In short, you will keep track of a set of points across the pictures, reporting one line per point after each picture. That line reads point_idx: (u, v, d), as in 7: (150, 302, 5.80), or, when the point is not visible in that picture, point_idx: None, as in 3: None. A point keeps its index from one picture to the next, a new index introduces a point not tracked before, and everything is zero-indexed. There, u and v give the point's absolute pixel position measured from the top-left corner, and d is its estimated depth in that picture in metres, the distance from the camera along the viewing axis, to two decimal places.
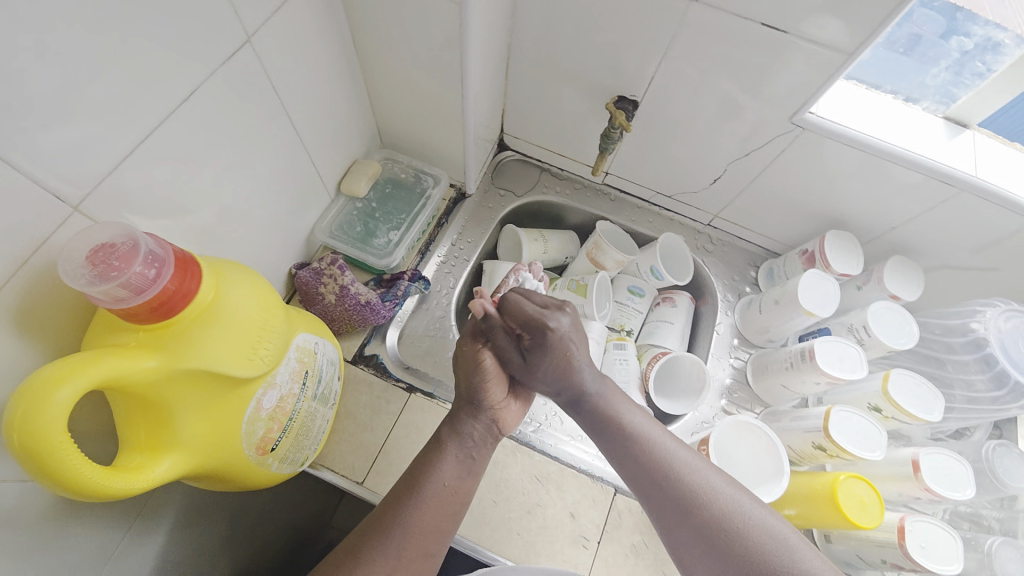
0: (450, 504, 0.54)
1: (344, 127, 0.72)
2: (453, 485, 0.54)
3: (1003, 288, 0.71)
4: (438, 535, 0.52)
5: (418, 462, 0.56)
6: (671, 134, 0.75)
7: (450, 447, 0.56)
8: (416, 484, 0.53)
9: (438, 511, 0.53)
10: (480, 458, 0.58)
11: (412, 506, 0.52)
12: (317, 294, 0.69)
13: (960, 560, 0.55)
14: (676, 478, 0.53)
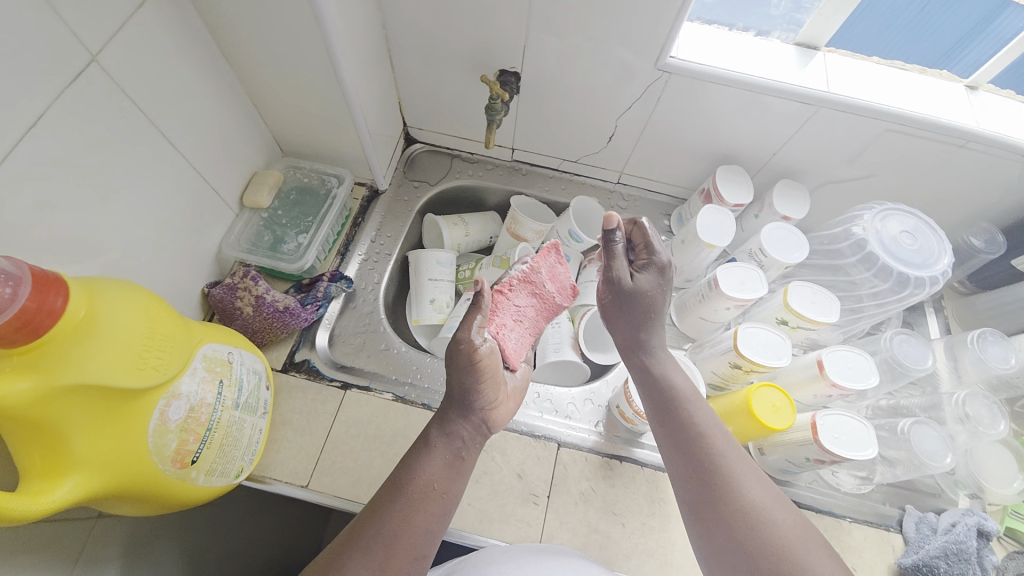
0: (433, 503, 0.51)
1: (234, 140, 0.72)
2: (440, 484, 0.52)
3: (880, 191, 0.78)
4: (424, 537, 0.50)
5: (403, 462, 0.54)
6: (559, 99, 0.78)
7: (438, 446, 0.54)
8: (404, 484, 0.51)
9: (424, 513, 0.50)
10: (469, 459, 0.56)
11: (393, 511, 0.50)
12: (234, 309, 0.69)
13: (872, 442, 0.60)
14: (701, 445, 0.54)
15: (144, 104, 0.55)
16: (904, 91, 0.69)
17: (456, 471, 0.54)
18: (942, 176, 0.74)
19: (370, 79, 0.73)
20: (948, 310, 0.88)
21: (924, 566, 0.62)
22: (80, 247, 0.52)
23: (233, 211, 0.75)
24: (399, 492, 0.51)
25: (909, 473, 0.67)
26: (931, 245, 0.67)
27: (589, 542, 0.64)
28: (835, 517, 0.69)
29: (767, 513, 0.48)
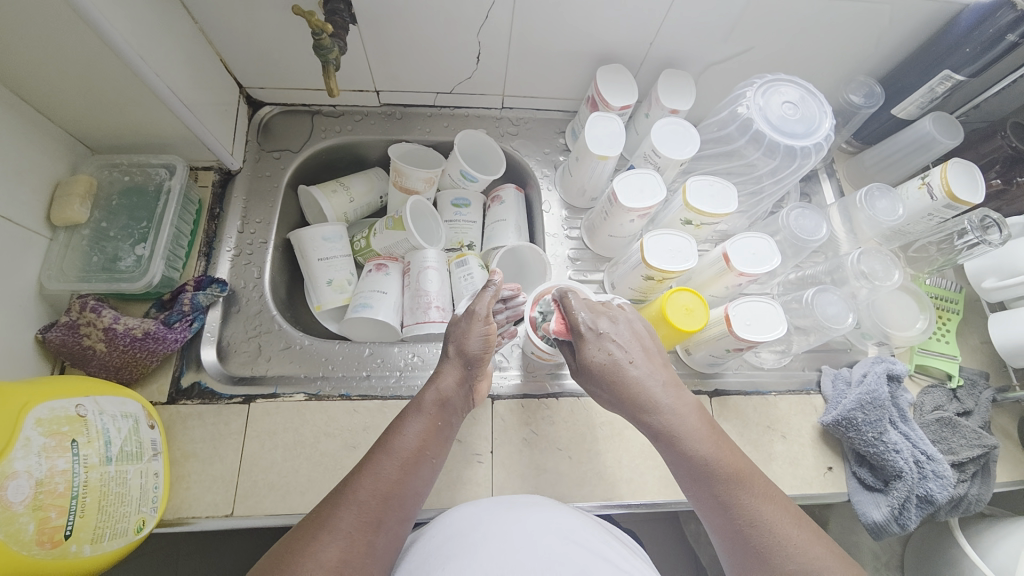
0: (415, 471, 0.50)
1: (7, 149, 0.57)
2: (423, 447, 0.52)
3: (761, 63, 0.75)
4: (403, 508, 0.48)
5: (384, 434, 0.53)
6: (406, 22, 0.67)
7: (426, 410, 0.54)
8: (391, 448, 0.51)
9: (410, 478, 0.50)
10: (441, 431, 0.54)
11: (383, 472, 0.49)
12: (83, 349, 0.59)
13: (782, 321, 0.61)
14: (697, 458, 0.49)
15: None
16: None
17: (443, 434, 0.54)
18: (816, 35, 0.71)
19: (159, 37, 0.58)
20: (841, 172, 0.90)
21: (844, 420, 0.66)
22: None
23: (44, 236, 0.62)
24: (388, 461, 0.50)
25: (820, 337, 0.71)
26: (812, 111, 0.66)
27: (541, 483, 0.64)
28: (761, 394, 0.72)
29: (751, 476, 0.49)
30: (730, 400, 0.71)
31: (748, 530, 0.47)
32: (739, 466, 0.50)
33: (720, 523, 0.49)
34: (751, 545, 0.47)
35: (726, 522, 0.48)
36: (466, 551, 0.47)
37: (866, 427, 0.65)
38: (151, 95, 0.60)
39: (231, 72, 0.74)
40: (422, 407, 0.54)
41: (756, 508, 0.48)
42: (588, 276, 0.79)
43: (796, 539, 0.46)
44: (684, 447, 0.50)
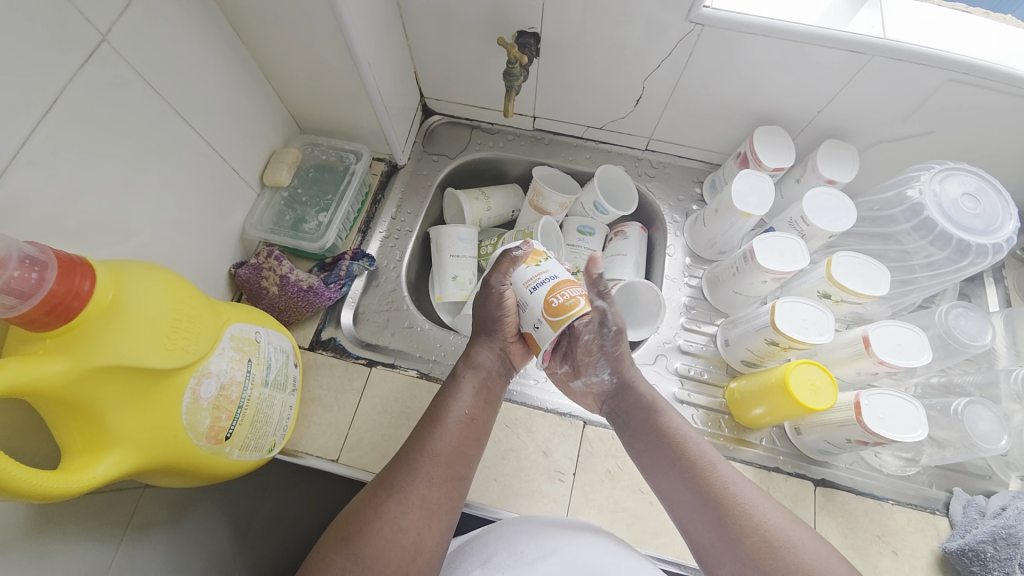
0: (462, 432, 0.58)
1: (249, 118, 0.72)
2: (471, 412, 0.59)
3: (940, 148, 0.71)
4: (454, 464, 0.55)
5: (433, 404, 0.60)
6: (580, 60, 0.74)
7: (467, 376, 0.62)
8: (439, 415, 0.58)
9: (466, 441, 0.57)
10: (493, 390, 0.62)
11: (437, 435, 0.56)
12: (260, 288, 0.70)
13: (923, 424, 0.57)
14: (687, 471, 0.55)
15: (152, 81, 0.55)
16: (965, 35, 0.62)
17: (486, 399, 0.61)
18: (1014, 130, 0.66)
19: (381, 49, 0.70)
20: (1012, 280, 0.81)
21: (970, 551, 0.59)
22: (105, 226, 0.53)
23: (254, 191, 0.76)
24: (438, 425, 0.57)
25: (960, 455, 0.64)
26: (996, 209, 0.61)
27: (616, 519, 0.64)
28: (876, 499, 0.66)
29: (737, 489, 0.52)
30: (838, 495, 0.66)
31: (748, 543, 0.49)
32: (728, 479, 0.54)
33: (714, 543, 0.51)
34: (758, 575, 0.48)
35: (724, 541, 0.50)
36: (547, 563, 0.48)
37: (995, 564, 0.57)
38: (361, 93, 0.72)
39: (419, 83, 0.86)
40: (459, 376, 0.62)
41: (755, 514, 0.51)
42: (701, 327, 0.78)
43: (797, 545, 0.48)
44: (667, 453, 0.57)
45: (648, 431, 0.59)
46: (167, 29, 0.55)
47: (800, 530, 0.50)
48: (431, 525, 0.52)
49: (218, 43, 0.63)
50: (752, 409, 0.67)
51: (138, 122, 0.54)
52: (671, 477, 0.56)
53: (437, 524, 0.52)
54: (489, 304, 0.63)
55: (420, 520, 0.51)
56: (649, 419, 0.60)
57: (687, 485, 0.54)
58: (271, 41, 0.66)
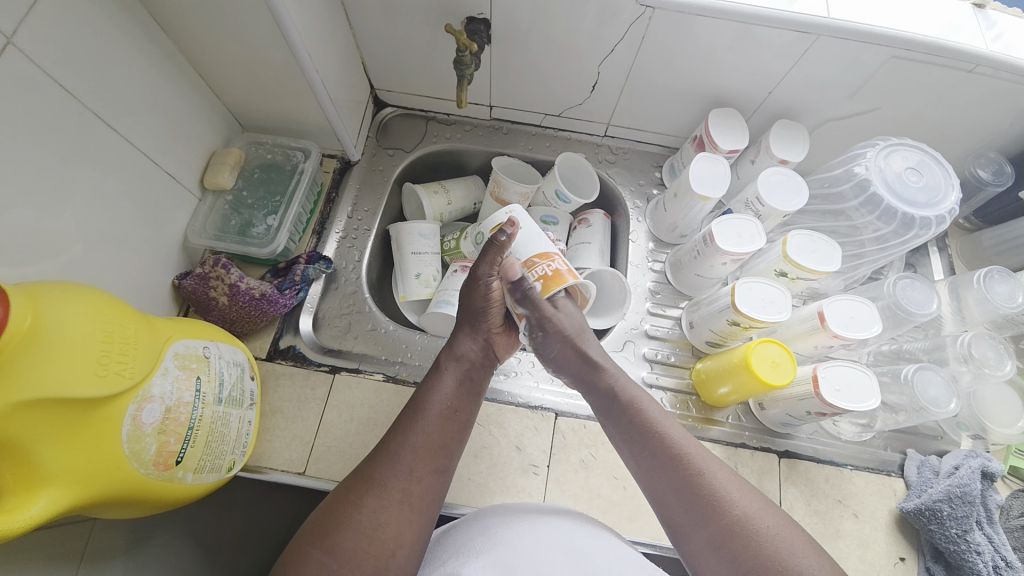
0: (444, 423, 0.56)
1: (185, 119, 0.67)
2: (453, 405, 0.57)
3: (884, 124, 0.73)
4: (435, 456, 0.54)
5: (418, 391, 0.58)
6: (533, 48, 0.72)
7: (450, 369, 0.60)
8: (421, 408, 0.56)
9: (448, 433, 0.55)
10: (479, 380, 0.61)
11: (418, 428, 0.54)
12: (208, 299, 0.67)
13: (875, 394, 0.59)
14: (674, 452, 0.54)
15: (67, 84, 0.50)
16: (906, 10, 0.63)
17: (469, 391, 0.59)
18: (950, 105, 0.69)
19: (324, 39, 0.67)
20: (953, 247, 0.85)
21: (927, 510, 0.62)
22: (26, 245, 0.49)
23: (195, 195, 0.71)
24: (420, 417, 0.55)
25: (912, 419, 0.66)
26: (938, 181, 0.64)
27: (592, 506, 0.64)
28: (835, 465, 0.68)
29: (706, 459, 0.54)
30: (801, 465, 0.68)
31: (715, 511, 0.50)
32: (696, 451, 0.55)
33: (688, 523, 0.51)
34: (732, 549, 0.48)
35: (693, 516, 0.51)
36: (522, 541, 0.48)
37: (951, 522, 0.60)
38: (305, 88, 0.68)
39: (368, 74, 0.83)
40: (443, 367, 0.60)
41: (722, 487, 0.52)
42: (665, 311, 0.79)
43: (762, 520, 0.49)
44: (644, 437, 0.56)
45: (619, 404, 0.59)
46: (79, 25, 0.50)
47: (771, 511, 0.51)
48: (411, 520, 0.50)
49: (140, 36, 0.58)
50: (717, 389, 0.68)
51: (55, 129, 0.50)
52: (646, 460, 0.55)
53: (417, 518, 0.50)
54: (474, 296, 0.62)
55: (400, 514, 0.49)
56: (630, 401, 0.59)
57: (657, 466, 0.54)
58: (203, 35, 0.61)
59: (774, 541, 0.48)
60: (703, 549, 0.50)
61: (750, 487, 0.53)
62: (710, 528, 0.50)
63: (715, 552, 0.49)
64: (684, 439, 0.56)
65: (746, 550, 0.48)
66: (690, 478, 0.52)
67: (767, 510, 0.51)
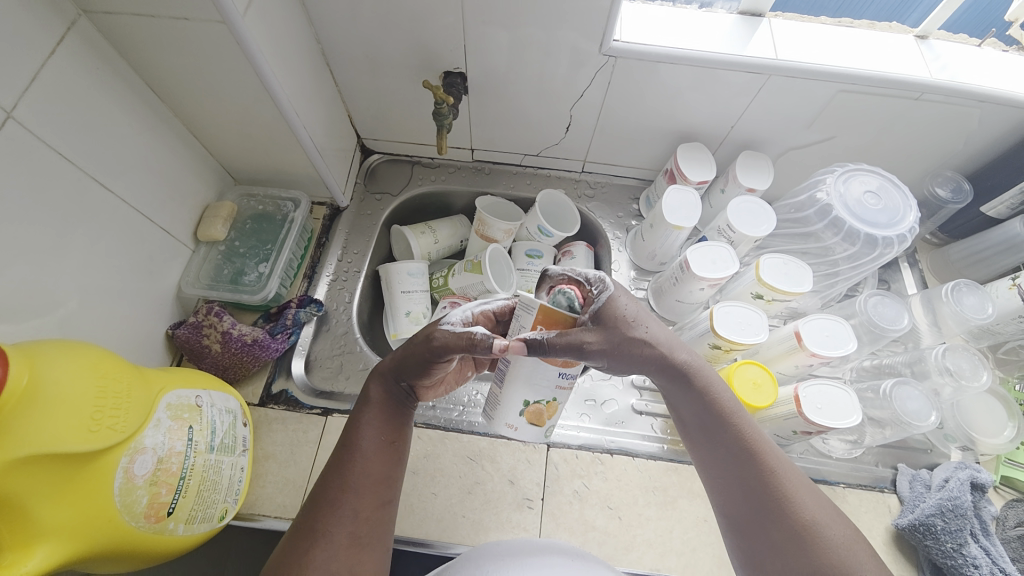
0: (380, 456, 0.54)
1: (179, 176, 0.71)
2: (386, 440, 0.55)
3: (843, 151, 0.78)
4: (376, 488, 0.53)
5: (348, 428, 0.55)
6: (507, 96, 0.77)
7: (377, 405, 0.56)
8: (352, 450, 0.53)
9: (384, 470, 0.54)
10: (409, 410, 0.58)
11: (353, 472, 0.52)
12: (202, 347, 0.68)
13: (857, 410, 0.60)
14: (754, 448, 0.51)
15: (66, 151, 0.53)
16: (851, 48, 0.68)
17: (399, 424, 0.56)
18: (900, 131, 0.73)
19: (310, 97, 0.71)
20: (924, 262, 0.89)
21: (921, 525, 0.62)
22: (20, 304, 0.50)
23: (189, 247, 0.74)
24: (353, 459, 0.53)
25: (898, 433, 0.67)
26: (896, 202, 0.67)
27: (588, 539, 0.64)
28: (828, 484, 0.69)
29: (782, 460, 0.51)
30: None
31: (783, 513, 0.49)
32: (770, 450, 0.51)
33: (748, 512, 0.50)
34: (793, 552, 0.48)
35: (760, 511, 0.49)
36: None
37: (945, 536, 0.60)
38: (293, 142, 0.72)
39: (355, 125, 0.87)
40: (370, 400, 0.56)
41: (793, 490, 0.49)
42: None
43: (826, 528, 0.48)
44: (720, 427, 0.52)
45: (700, 402, 0.52)
46: (79, 97, 0.54)
47: (838, 523, 0.49)
48: (364, 557, 0.50)
49: (136, 103, 0.62)
50: None
51: (53, 194, 0.52)
52: (715, 451, 0.52)
53: (370, 553, 0.50)
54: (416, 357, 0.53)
55: (350, 557, 0.49)
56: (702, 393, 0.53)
57: (730, 456, 0.51)
58: (197, 99, 0.65)
59: (841, 551, 0.47)
60: (762, 542, 0.50)
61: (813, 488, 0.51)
62: (776, 529, 0.49)
63: (776, 551, 0.49)
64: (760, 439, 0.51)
65: (809, 557, 0.47)
66: (763, 476, 0.50)
67: (833, 518, 0.49)
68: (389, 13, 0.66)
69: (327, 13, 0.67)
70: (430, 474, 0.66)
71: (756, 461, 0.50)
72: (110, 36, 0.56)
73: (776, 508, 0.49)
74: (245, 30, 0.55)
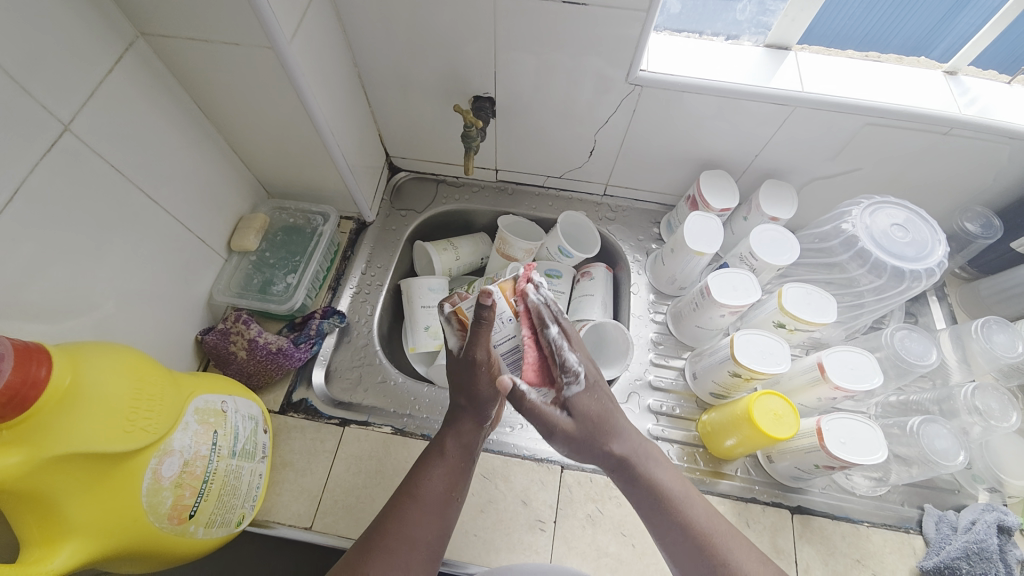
0: (441, 512, 0.53)
1: (218, 188, 0.74)
2: (452, 491, 0.55)
3: (868, 183, 0.78)
4: (432, 546, 0.51)
5: (415, 472, 0.56)
6: (533, 119, 0.79)
7: (450, 454, 0.56)
8: (418, 494, 0.53)
9: (443, 521, 0.53)
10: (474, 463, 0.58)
11: (415, 522, 0.51)
12: (228, 353, 0.70)
13: (881, 446, 0.59)
14: (695, 526, 0.52)
15: (116, 163, 0.57)
16: (877, 82, 0.68)
17: (466, 476, 0.57)
18: (928, 164, 0.73)
19: (344, 117, 0.74)
20: (953, 296, 0.87)
21: (946, 568, 0.61)
22: (65, 305, 0.53)
23: (222, 256, 0.77)
24: (417, 506, 0.52)
25: (925, 472, 0.65)
26: (924, 236, 0.67)
27: (600, 566, 0.63)
28: (851, 522, 0.67)
29: (727, 535, 0.52)
30: (815, 521, 0.66)
31: None
32: (720, 529, 0.53)
33: None
34: None
35: None
36: None
37: None
38: (326, 159, 0.75)
39: (384, 144, 0.91)
40: (443, 450, 0.57)
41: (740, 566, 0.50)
42: (669, 362, 0.80)
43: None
44: (664, 511, 0.54)
45: (644, 489, 0.55)
46: (132, 112, 0.58)
47: None
48: None
49: (183, 119, 0.66)
50: (724, 441, 0.68)
51: (100, 201, 0.56)
52: (666, 535, 0.53)
53: None
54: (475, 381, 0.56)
55: None
56: (644, 476, 0.55)
57: (677, 539, 0.52)
58: (239, 116, 0.68)
59: None
60: None
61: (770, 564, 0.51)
62: None
63: None
64: (702, 517, 0.53)
65: None
66: (709, 553, 0.51)
67: None
68: (423, 40, 0.69)
69: (365, 40, 0.70)
70: None
71: (701, 541, 0.52)
72: (164, 57, 0.60)
73: None
74: (288, 54, 0.58)
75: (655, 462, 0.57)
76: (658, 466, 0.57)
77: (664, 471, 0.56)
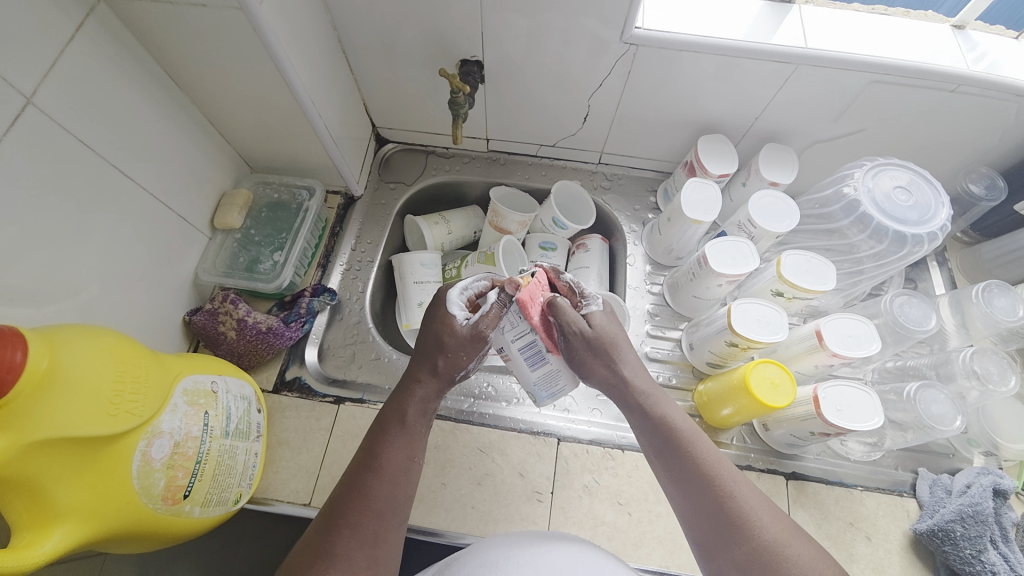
0: (409, 477, 0.51)
1: (197, 163, 0.71)
2: (410, 458, 0.52)
3: (871, 145, 0.75)
4: (399, 511, 0.50)
5: (373, 441, 0.53)
6: (525, 84, 0.76)
7: (412, 420, 0.54)
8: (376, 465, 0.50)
9: (402, 491, 0.50)
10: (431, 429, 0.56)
11: (376, 490, 0.49)
12: (218, 333, 0.69)
13: (877, 412, 0.59)
14: (700, 463, 0.51)
15: (87, 139, 0.54)
16: (884, 36, 0.65)
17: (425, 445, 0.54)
18: (934, 124, 0.70)
19: (326, 85, 0.70)
20: (953, 261, 0.86)
21: (939, 531, 0.61)
22: (43, 288, 0.51)
23: (206, 234, 0.75)
24: (377, 476, 0.50)
25: (920, 437, 0.65)
26: (928, 199, 0.65)
27: (597, 534, 0.64)
28: (845, 487, 0.67)
29: (734, 476, 0.51)
30: (809, 486, 0.67)
31: (740, 534, 0.47)
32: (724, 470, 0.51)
33: (706, 536, 0.49)
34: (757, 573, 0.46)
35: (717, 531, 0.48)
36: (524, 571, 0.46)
37: (965, 542, 0.59)
38: (309, 131, 0.72)
39: (370, 114, 0.87)
40: (404, 419, 0.54)
41: (749, 509, 0.48)
42: (665, 333, 0.79)
43: (784, 541, 0.47)
44: (673, 449, 0.52)
45: (653, 424, 0.54)
46: (99, 83, 0.54)
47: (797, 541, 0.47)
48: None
49: (154, 89, 0.62)
50: (720, 410, 0.68)
51: (73, 180, 0.53)
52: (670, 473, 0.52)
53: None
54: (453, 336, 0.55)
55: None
56: (649, 411, 0.54)
57: (683, 476, 0.51)
58: (216, 86, 0.65)
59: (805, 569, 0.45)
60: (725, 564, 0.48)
61: (775, 509, 0.50)
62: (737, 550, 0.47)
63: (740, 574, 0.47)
64: (710, 457, 0.51)
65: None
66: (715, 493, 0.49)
67: (793, 535, 0.48)
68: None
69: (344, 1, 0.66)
70: (440, 464, 0.67)
71: (706, 479, 0.50)
72: (129, 23, 0.56)
73: (734, 527, 0.48)
74: (262, 16, 0.54)
75: (661, 400, 0.55)
76: (666, 403, 0.55)
77: (673, 408, 0.55)
